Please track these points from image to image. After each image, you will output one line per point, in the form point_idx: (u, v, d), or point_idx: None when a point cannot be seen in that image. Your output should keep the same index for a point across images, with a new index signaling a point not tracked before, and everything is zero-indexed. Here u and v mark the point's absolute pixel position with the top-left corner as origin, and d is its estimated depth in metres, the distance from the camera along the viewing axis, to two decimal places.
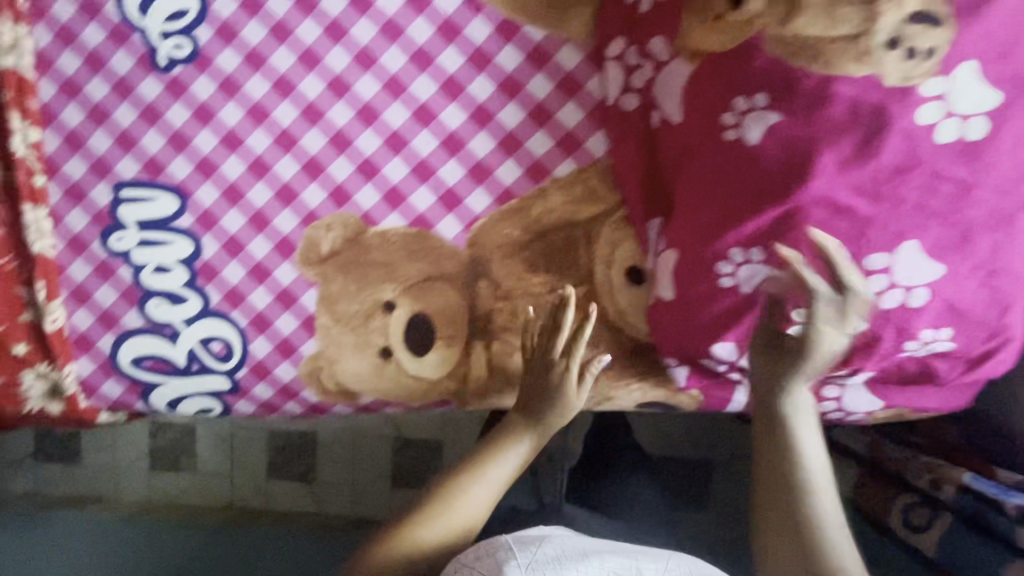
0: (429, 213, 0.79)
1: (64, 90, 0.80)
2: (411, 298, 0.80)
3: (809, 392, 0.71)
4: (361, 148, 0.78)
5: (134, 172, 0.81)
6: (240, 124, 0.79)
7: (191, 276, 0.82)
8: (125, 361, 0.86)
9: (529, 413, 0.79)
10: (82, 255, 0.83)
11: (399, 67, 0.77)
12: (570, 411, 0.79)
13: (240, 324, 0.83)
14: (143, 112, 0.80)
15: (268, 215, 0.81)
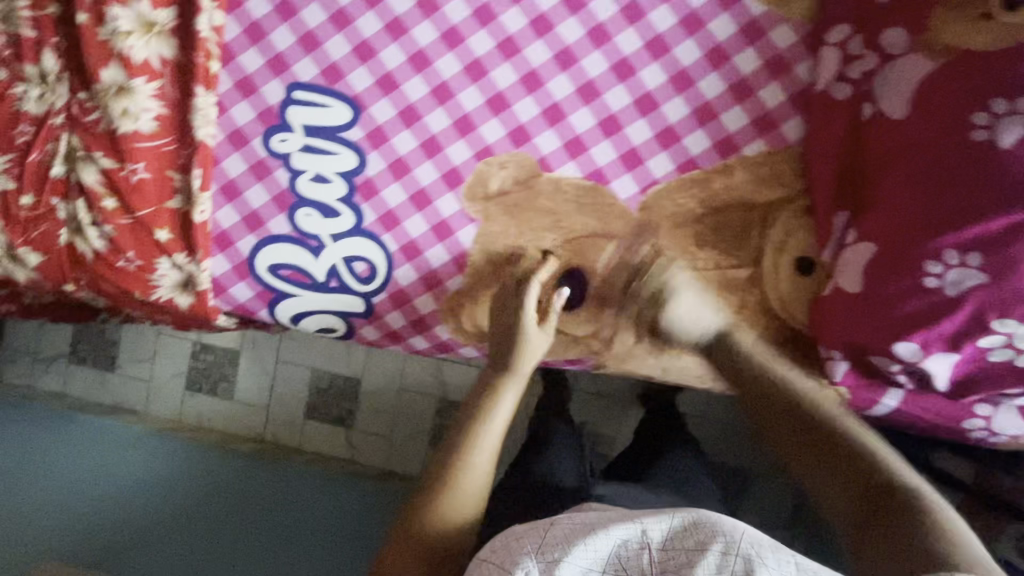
0: (607, 168, 0.78)
1: None
2: (570, 251, 0.80)
3: (959, 407, 0.72)
4: (552, 91, 0.77)
5: (312, 75, 0.79)
6: (431, 46, 0.77)
7: (349, 191, 0.81)
8: (262, 266, 0.84)
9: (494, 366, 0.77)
10: (240, 150, 0.81)
11: (608, 16, 0.75)
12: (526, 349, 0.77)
13: (389, 248, 0.82)
14: (333, 16, 0.78)
15: (442, 143, 0.80)
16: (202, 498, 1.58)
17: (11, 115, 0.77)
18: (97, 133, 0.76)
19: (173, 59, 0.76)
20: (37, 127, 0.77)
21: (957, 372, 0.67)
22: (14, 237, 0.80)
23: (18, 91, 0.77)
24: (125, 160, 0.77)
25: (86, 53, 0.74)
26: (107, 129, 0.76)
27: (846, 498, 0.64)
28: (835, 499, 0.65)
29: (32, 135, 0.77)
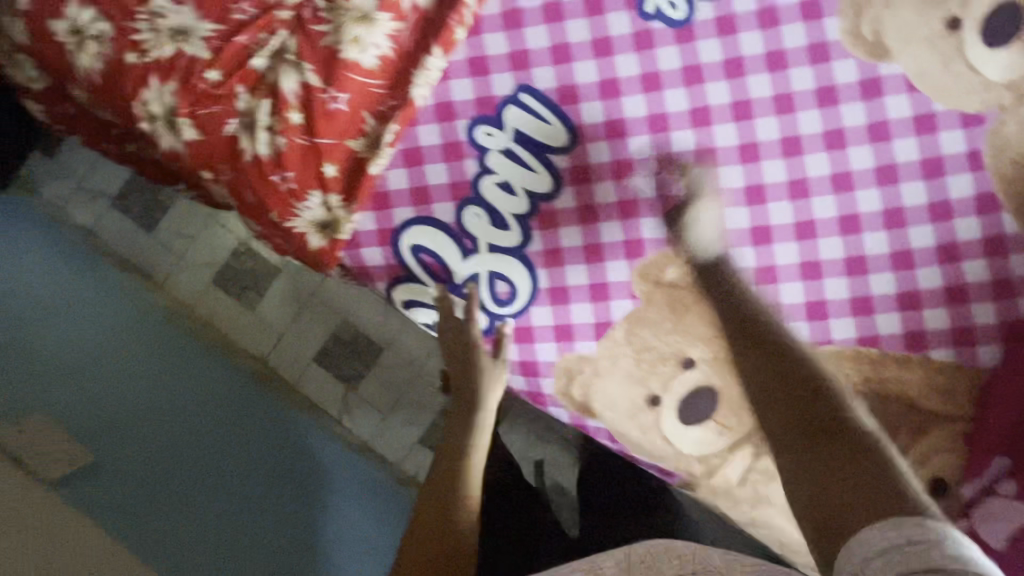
0: (788, 308, 0.74)
1: None
2: (714, 369, 0.75)
3: None
4: (770, 213, 0.73)
5: (547, 86, 0.75)
6: (674, 115, 0.73)
7: (528, 212, 0.77)
8: (406, 242, 0.79)
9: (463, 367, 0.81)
10: (441, 124, 0.76)
11: (861, 166, 0.71)
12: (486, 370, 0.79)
13: (538, 283, 0.78)
14: (596, 40, 0.74)
15: (639, 209, 0.76)
16: (156, 374, 1.33)
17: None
18: (316, 46, 0.71)
19: (426, 10, 0.72)
20: (260, 12, 0.72)
21: None
22: (181, 105, 0.74)
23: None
24: (331, 83, 0.71)
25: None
26: (330, 46, 0.71)
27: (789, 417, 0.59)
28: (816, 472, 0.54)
29: (250, 16, 0.72)
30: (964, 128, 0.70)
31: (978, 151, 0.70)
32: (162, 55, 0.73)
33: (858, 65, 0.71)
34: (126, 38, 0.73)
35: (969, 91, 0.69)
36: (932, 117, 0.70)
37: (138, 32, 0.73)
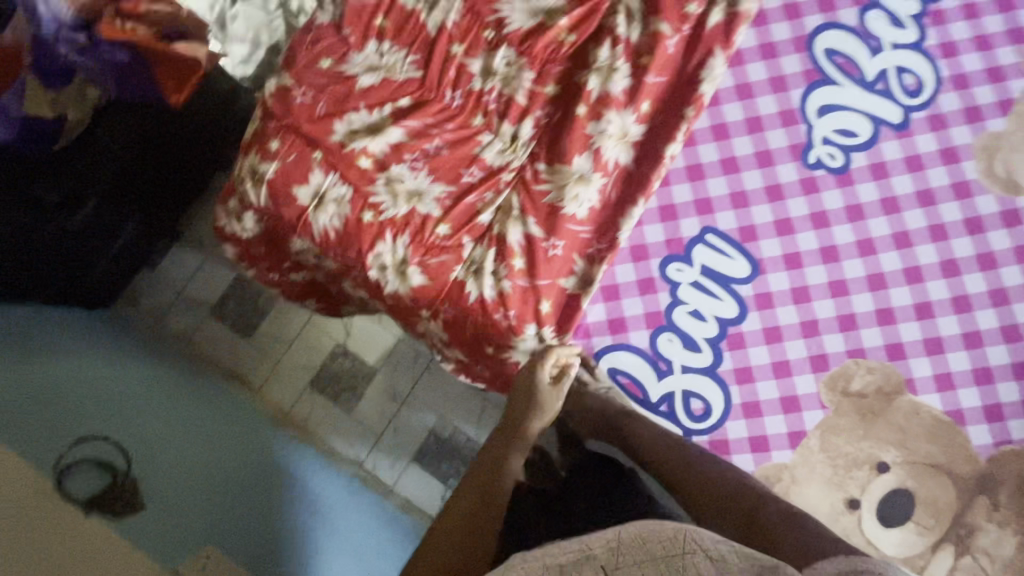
0: (968, 411, 0.82)
1: (715, 130, 0.86)
2: (906, 471, 0.82)
3: None
4: (939, 326, 0.83)
5: (728, 227, 0.86)
6: (844, 244, 0.85)
7: (718, 335, 0.85)
8: (605, 367, 0.86)
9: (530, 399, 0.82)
10: (636, 263, 0.86)
11: (1012, 284, 0.83)
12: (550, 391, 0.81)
13: (731, 399, 0.85)
14: (768, 187, 0.86)
15: (821, 328, 0.84)
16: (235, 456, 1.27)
17: (468, 155, 0.83)
18: (538, 202, 0.82)
19: (626, 167, 0.83)
20: (487, 175, 0.82)
21: None
22: (413, 255, 0.82)
23: (483, 137, 0.83)
24: (551, 233, 0.81)
25: (569, 137, 0.81)
26: (551, 203, 0.82)
27: (728, 519, 0.73)
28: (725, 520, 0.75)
29: (479, 179, 0.82)
30: None
31: None
32: (397, 214, 0.82)
33: (997, 199, 0.84)
34: (365, 199, 0.83)
35: None
36: None
37: (376, 195, 0.83)
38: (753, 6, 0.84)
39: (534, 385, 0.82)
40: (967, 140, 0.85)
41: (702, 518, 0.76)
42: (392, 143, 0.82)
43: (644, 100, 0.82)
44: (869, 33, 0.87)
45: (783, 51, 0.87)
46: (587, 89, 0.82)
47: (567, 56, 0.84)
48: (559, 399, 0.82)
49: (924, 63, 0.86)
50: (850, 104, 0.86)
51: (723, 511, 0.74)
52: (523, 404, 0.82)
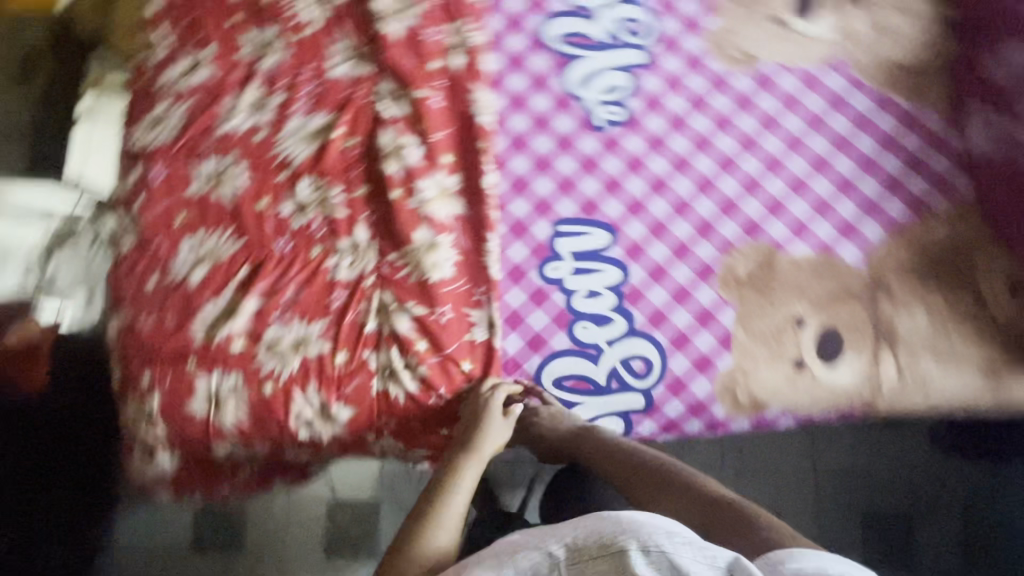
0: (832, 240, 0.92)
1: (513, 144, 0.93)
2: (820, 313, 0.91)
3: None
4: (770, 190, 0.94)
5: (572, 211, 0.93)
6: (665, 172, 0.95)
7: (618, 299, 0.92)
8: (549, 381, 0.91)
9: (475, 417, 0.86)
10: (519, 283, 0.90)
11: (797, 129, 0.96)
12: (492, 402, 0.85)
13: (661, 343, 0.91)
14: (582, 162, 0.94)
15: (690, 246, 0.93)
16: None
17: (325, 284, 0.85)
18: (408, 286, 0.86)
19: (463, 215, 0.89)
20: (351, 291, 0.85)
21: None
22: (329, 396, 0.83)
23: (329, 262, 0.86)
24: (434, 304, 0.86)
25: (400, 220, 0.86)
26: (418, 281, 0.86)
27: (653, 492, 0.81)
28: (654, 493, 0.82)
29: (346, 298, 0.85)
30: (835, 70, 0.98)
31: (856, 77, 0.98)
32: (293, 371, 0.83)
33: (747, 75, 0.98)
34: (257, 376, 0.83)
35: (816, 49, 0.99)
36: (811, 75, 0.98)
37: (265, 366, 0.83)
38: (481, 37, 0.93)
39: (484, 409, 0.85)
40: (698, 45, 0.99)
41: (639, 497, 0.82)
42: (252, 314, 0.84)
43: (443, 156, 0.89)
44: (580, 7, 0.98)
45: (528, 51, 0.96)
46: (391, 174, 0.87)
47: (359, 156, 0.89)
48: (506, 425, 0.87)
49: (633, 7, 1.00)
50: (600, 67, 0.97)
51: (685, 510, 0.77)
52: (471, 421, 0.86)
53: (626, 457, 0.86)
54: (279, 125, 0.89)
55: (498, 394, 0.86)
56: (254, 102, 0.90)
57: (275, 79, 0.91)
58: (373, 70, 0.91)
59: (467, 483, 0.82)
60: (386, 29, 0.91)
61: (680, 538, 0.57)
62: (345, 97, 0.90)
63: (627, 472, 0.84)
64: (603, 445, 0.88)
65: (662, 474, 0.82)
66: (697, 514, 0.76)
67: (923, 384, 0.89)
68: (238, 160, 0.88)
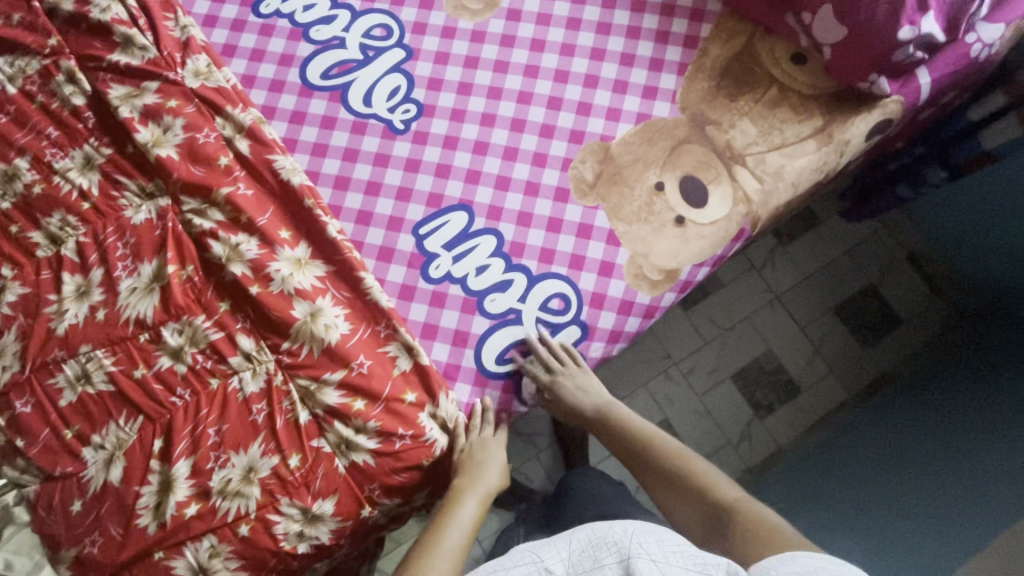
0: (643, 108, 1.00)
1: (339, 186, 0.96)
2: (670, 170, 0.97)
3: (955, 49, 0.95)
4: (572, 98, 1.00)
5: (422, 212, 0.96)
6: (479, 134, 0.99)
7: (506, 259, 0.95)
8: (492, 364, 0.92)
9: (475, 450, 0.88)
10: (414, 298, 0.92)
11: (563, 37, 1.02)
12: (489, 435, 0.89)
13: (562, 273, 0.94)
14: (406, 167, 0.97)
15: (536, 180, 0.97)
16: None
17: (241, 405, 0.84)
18: (316, 361, 0.86)
19: (329, 271, 0.90)
20: (269, 397, 0.84)
21: (944, 22, 0.90)
22: (305, 500, 0.82)
23: (233, 384, 0.85)
24: (349, 362, 0.86)
25: (272, 310, 0.85)
26: (323, 351, 0.86)
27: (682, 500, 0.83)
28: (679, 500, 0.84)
29: (267, 406, 0.84)
30: None
31: None
32: (257, 499, 0.81)
33: (497, 17, 1.03)
34: (228, 524, 0.80)
35: None
36: None
37: (229, 511, 0.81)
38: (252, 113, 0.94)
39: (482, 450, 0.88)
40: (443, 16, 1.03)
41: (667, 493, 0.85)
42: (189, 475, 0.81)
43: (278, 233, 0.89)
44: (324, 41, 1.01)
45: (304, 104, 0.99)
46: (241, 276, 0.86)
47: (204, 278, 0.87)
48: (500, 454, 0.89)
49: (370, 16, 1.03)
50: (372, 80, 1.00)
51: (691, 515, 0.82)
52: (472, 451, 0.88)
53: (647, 454, 0.89)
54: (113, 295, 0.87)
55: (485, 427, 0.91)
56: (77, 290, 0.87)
57: (85, 259, 0.88)
58: (171, 198, 0.90)
59: (466, 519, 0.82)
60: (162, 156, 0.91)
61: (672, 546, 0.65)
62: (159, 236, 0.88)
63: (645, 471, 0.88)
64: (629, 444, 0.92)
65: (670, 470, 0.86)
66: (700, 515, 0.81)
67: (781, 176, 0.96)
68: (94, 349, 0.85)
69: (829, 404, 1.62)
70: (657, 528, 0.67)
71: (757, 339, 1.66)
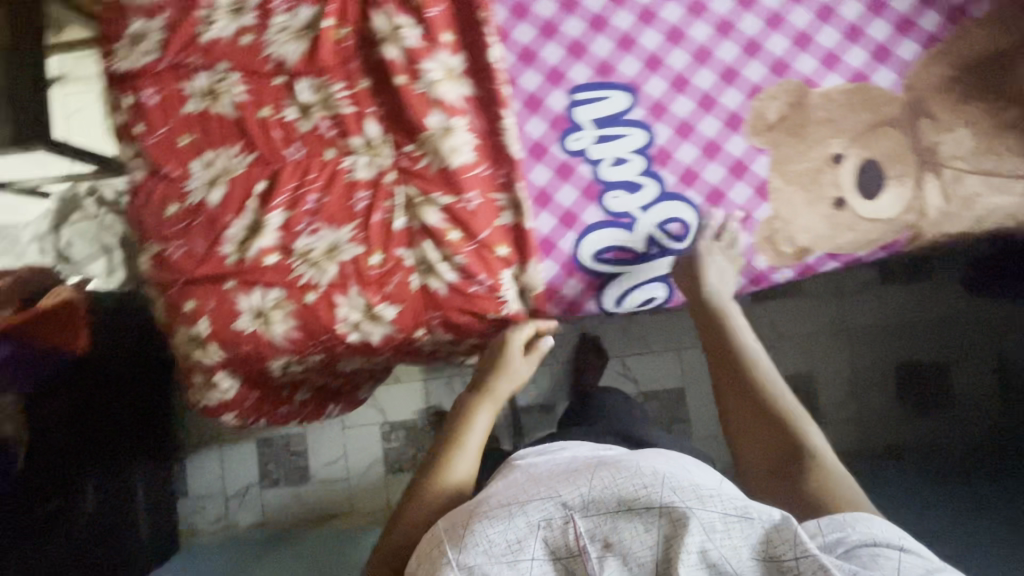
0: (864, 68, 0.87)
1: (515, 12, 0.87)
2: (857, 147, 0.87)
3: None
4: (794, 23, 0.88)
5: (586, 76, 0.88)
6: (681, 18, 0.88)
7: (647, 162, 0.88)
8: (587, 257, 0.89)
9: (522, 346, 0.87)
10: (543, 160, 0.88)
11: None
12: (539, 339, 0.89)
13: (695, 202, 0.89)
14: (591, 21, 0.88)
15: (715, 96, 0.88)
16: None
17: (347, 185, 0.83)
18: (431, 177, 0.83)
19: (474, 95, 0.85)
20: (374, 190, 0.83)
21: None
22: (372, 297, 0.84)
23: (346, 163, 0.83)
24: (460, 192, 0.83)
25: (410, 107, 0.81)
26: (440, 171, 0.83)
27: (768, 447, 0.77)
28: (762, 439, 0.78)
29: (371, 198, 0.83)
30: None
31: None
32: (332, 277, 0.83)
33: None
34: (297, 287, 0.83)
35: None
36: None
37: (303, 276, 0.83)
38: None
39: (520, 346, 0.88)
40: None
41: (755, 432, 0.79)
42: (280, 227, 0.83)
43: (443, 33, 0.83)
44: None
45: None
46: (393, 59, 0.81)
47: (355, 47, 0.83)
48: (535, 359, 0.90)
49: None
50: None
51: (762, 455, 0.76)
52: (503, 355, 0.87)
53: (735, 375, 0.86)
54: (265, 24, 0.83)
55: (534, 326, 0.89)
56: (232, 5, 0.83)
57: None
58: None
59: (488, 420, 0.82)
60: None
61: (709, 491, 0.54)
62: None
63: (740, 393, 0.84)
64: (726, 356, 0.90)
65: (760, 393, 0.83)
66: (771, 450, 0.76)
67: (969, 205, 0.87)
68: (230, 71, 0.83)
69: (844, 446, 1.57)
70: (692, 471, 0.59)
71: None
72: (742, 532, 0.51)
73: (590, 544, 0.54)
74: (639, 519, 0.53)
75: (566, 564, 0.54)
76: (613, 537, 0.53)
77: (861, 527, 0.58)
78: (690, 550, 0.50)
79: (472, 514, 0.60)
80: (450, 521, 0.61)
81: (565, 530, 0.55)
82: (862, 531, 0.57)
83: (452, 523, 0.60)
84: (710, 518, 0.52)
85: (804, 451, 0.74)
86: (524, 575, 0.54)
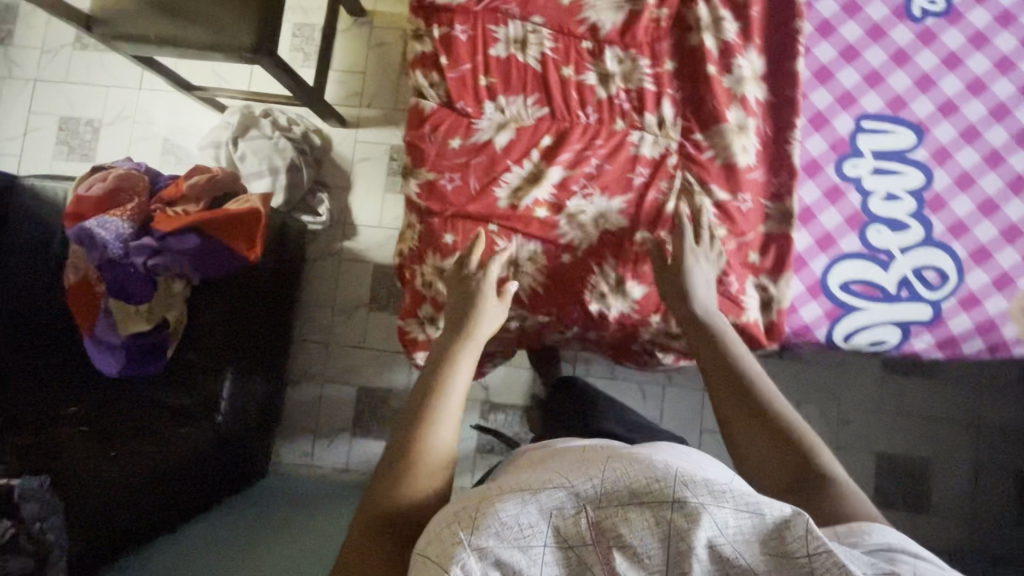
0: None
1: (821, 30, 0.88)
2: None
3: None
4: None
5: (877, 106, 0.87)
6: (986, 71, 0.87)
7: (919, 205, 0.87)
8: (834, 284, 0.87)
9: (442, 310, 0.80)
10: (815, 178, 0.87)
11: None
12: (487, 296, 0.77)
13: (959, 255, 0.87)
14: (895, 55, 0.88)
15: (1003, 154, 0.87)
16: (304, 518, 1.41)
17: (628, 158, 0.84)
18: (712, 169, 0.83)
19: (767, 100, 0.85)
20: (653, 169, 0.84)
21: None
22: (626, 271, 0.84)
23: (631, 137, 0.84)
24: (736, 191, 0.83)
25: (712, 99, 0.82)
26: (723, 165, 0.83)
27: (769, 459, 0.63)
28: (766, 445, 0.63)
29: (648, 175, 0.84)
30: None
31: None
32: (591, 243, 0.84)
33: None
34: (557, 244, 0.84)
35: None
36: None
37: (566, 235, 0.84)
38: None
39: (478, 305, 0.75)
40: None
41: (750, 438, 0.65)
42: (556, 183, 0.84)
43: (758, 35, 0.84)
44: None
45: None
46: (707, 48, 0.82)
47: (668, 28, 0.84)
48: (496, 314, 0.77)
49: None
50: None
51: (764, 466, 0.63)
52: (463, 313, 0.75)
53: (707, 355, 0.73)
54: None
55: (488, 275, 0.79)
56: None
57: None
58: None
59: (464, 383, 0.67)
60: None
61: (720, 487, 0.53)
62: None
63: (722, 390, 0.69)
64: (716, 341, 0.73)
65: (748, 386, 0.68)
66: (773, 452, 0.63)
67: None
68: (542, 26, 0.85)
69: (949, 542, 1.51)
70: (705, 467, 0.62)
71: (929, 441, 1.56)
72: (754, 527, 0.51)
73: (597, 521, 0.52)
74: (657, 515, 0.51)
75: (578, 553, 0.52)
76: (626, 525, 0.51)
77: (875, 535, 0.53)
78: (702, 543, 0.49)
79: (481, 497, 0.55)
80: (460, 503, 0.55)
81: (576, 518, 0.52)
82: (878, 538, 0.52)
83: (461, 505, 0.55)
84: (716, 517, 0.50)
85: (814, 471, 0.61)
86: (533, 562, 0.51)
